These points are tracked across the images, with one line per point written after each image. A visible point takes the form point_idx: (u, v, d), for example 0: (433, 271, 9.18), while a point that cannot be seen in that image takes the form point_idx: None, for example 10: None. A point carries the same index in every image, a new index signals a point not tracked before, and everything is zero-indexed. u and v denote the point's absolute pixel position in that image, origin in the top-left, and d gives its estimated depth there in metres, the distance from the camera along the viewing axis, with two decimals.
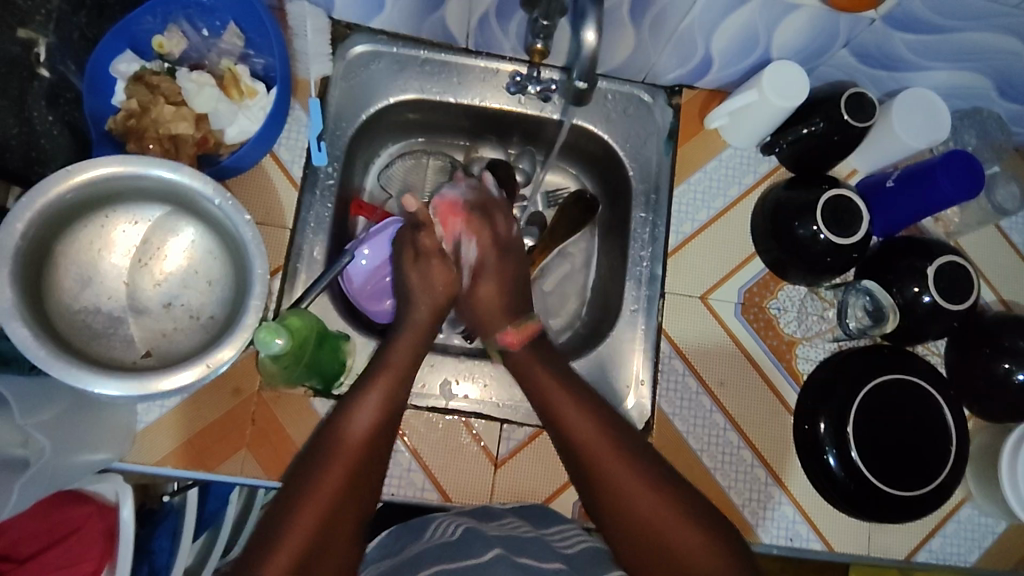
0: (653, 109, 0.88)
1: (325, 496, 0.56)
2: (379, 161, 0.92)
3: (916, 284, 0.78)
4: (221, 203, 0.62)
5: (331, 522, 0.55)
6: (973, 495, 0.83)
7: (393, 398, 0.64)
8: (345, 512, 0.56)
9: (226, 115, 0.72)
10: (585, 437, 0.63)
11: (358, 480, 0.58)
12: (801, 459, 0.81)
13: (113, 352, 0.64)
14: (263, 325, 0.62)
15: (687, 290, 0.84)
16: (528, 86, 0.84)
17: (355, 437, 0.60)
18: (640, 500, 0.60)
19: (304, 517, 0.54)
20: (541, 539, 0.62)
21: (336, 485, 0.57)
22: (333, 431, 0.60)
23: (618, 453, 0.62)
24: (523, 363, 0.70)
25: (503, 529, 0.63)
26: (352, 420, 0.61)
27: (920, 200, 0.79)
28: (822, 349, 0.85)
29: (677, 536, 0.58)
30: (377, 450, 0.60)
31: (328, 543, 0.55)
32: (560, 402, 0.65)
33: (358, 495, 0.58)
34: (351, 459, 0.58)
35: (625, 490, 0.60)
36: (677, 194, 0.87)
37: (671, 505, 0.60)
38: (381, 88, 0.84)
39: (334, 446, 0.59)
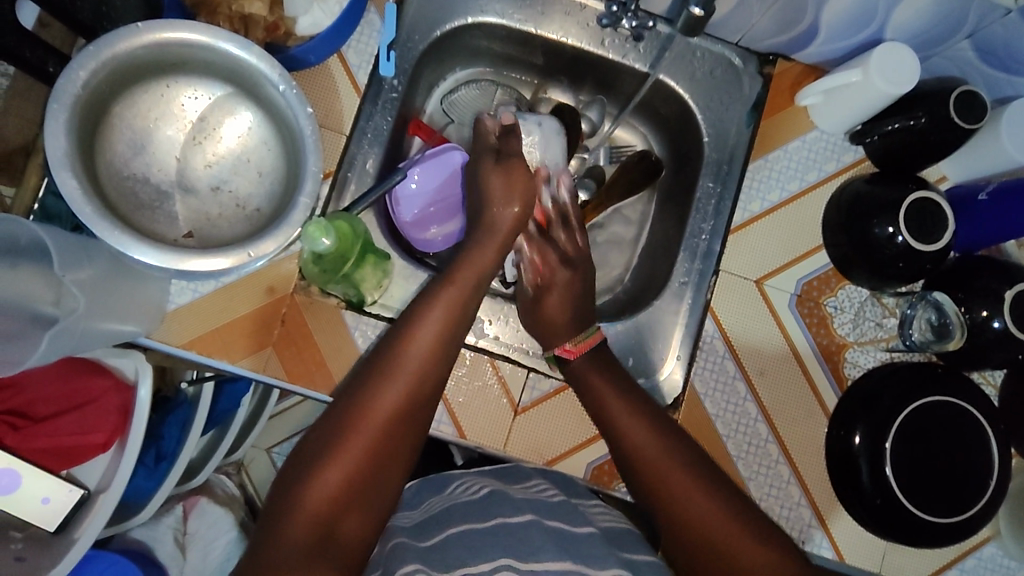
0: (742, 76, 0.83)
1: (380, 419, 0.55)
2: (444, 85, 0.88)
3: (987, 308, 0.72)
4: (285, 90, 0.60)
5: (385, 440, 0.55)
6: (999, 535, 0.79)
7: (457, 319, 0.62)
8: (395, 439, 0.56)
9: (302, 4, 0.68)
10: (637, 446, 0.63)
11: (415, 399, 0.57)
12: (829, 464, 0.77)
13: (156, 226, 0.63)
14: (313, 220, 0.59)
15: (743, 272, 0.80)
16: (624, 20, 0.75)
17: (416, 358, 0.59)
18: (695, 505, 0.59)
19: (360, 435, 0.54)
20: (570, 506, 0.61)
21: (392, 405, 0.56)
22: (394, 348, 0.59)
23: (669, 456, 0.62)
24: (580, 372, 0.70)
25: (528, 492, 0.62)
26: (413, 343, 0.59)
27: (1011, 220, 0.73)
28: (873, 357, 0.81)
29: (733, 539, 0.57)
30: (435, 372, 0.59)
31: (382, 462, 0.55)
32: (614, 406, 0.66)
33: (412, 415, 0.57)
34: (411, 379, 0.58)
35: (689, 504, 0.59)
36: (753, 170, 0.81)
37: (726, 508, 0.58)
38: (461, 5, 0.80)
39: (394, 364, 0.58)
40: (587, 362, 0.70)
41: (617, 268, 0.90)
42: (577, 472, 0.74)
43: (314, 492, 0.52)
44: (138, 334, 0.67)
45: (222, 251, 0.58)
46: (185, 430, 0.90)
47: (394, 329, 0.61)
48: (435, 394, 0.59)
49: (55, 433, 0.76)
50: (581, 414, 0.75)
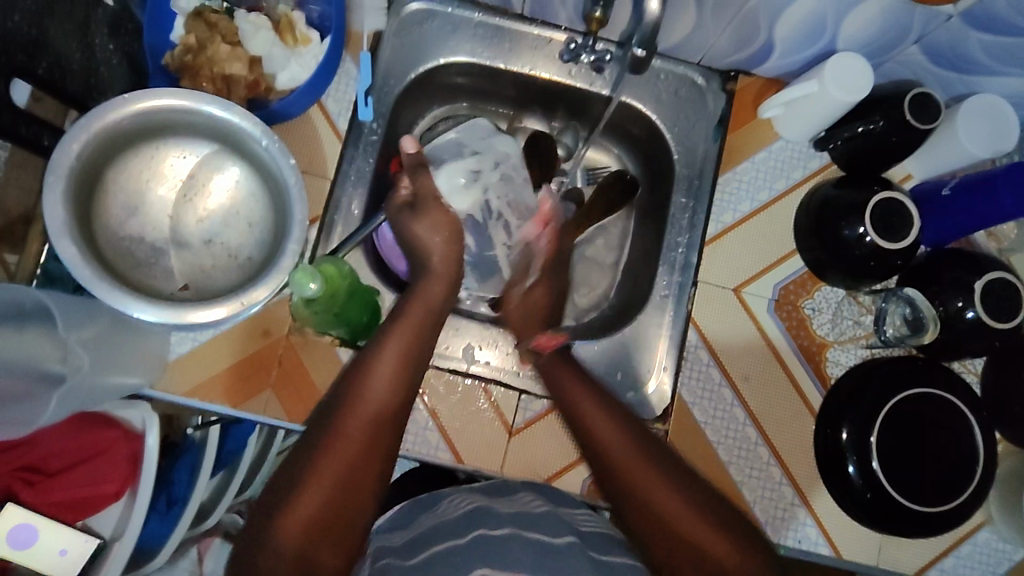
0: (707, 94, 0.86)
1: (341, 464, 0.56)
2: (423, 123, 0.92)
3: (961, 298, 0.75)
4: (268, 145, 0.63)
5: (349, 486, 0.56)
6: (992, 519, 0.81)
7: (408, 365, 0.64)
8: (359, 482, 0.57)
9: (280, 61, 0.72)
10: (580, 412, 0.67)
11: (375, 444, 0.58)
12: (819, 462, 0.79)
13: (154, 282, 0.66)
14: (297, 268, 0.61)
15: (721, 281, 0.83)
16: (582, 55, 0.83)
17: (372, 406, 0.60)
18: (652, 485, 0.61)
19: (321, 482, 0.55)
20: (555, 516, 0.63)
21: (351, 452, 0.57)
22: (348, 396, 0.60)
23: (632, 437, 0.64)
24: (549, 369, 0.72)
25: (513, 506, 0.64)
26: (364, 394, 0.60)
27: (975, 212, 0.76)
28: (854, 355, 0.83)
29: (693, 524, 0.58)
30: (392, 418, 0.60)
31: (347, 505, 0.56)
32: (579, 397, 0.68)
33: (375, 460, 0.58)
34: (367, 423, 0.59)
35: (623, 464, 0.62)
36: (722, 182, 0.85)
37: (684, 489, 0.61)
38: (432, 48, 0.84)
39: (350, 411, 0.59)
40: (553, 360, 0.72)
41: (599, 286, 0.92)
42: (575, 488, 0.76)
43: (278, 540, 0.53)
44: (142, 385, 0.70)
45: (217, 302, 0.61)
46: (194, 474, 0.92)
47: (345, 378, 0.62)
48: (395, 438, 0.60)
49: (69, 486, 0.79)
50: (574, 430, 0.77)
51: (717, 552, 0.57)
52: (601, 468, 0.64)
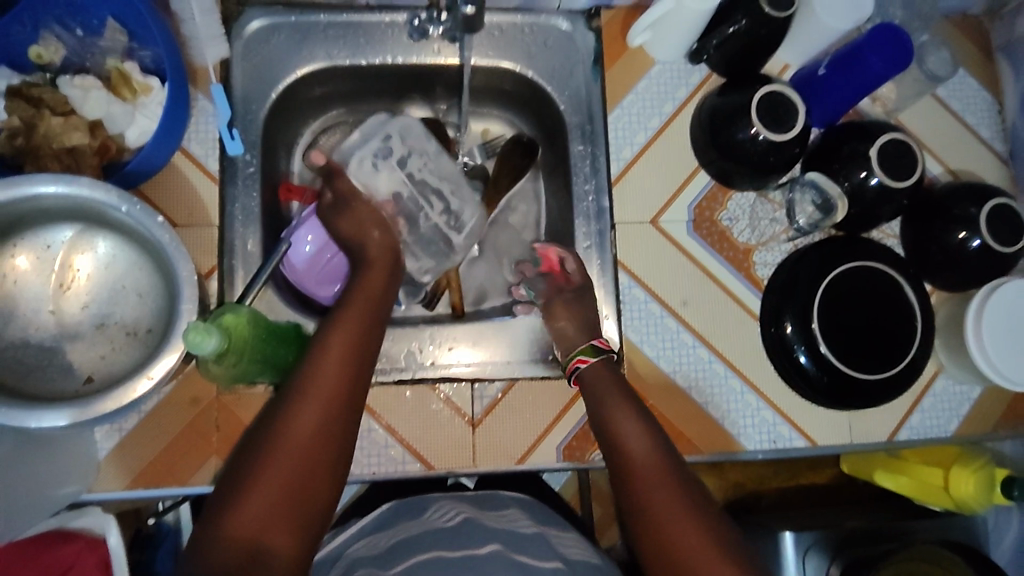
0: (574, 36, 0.85)
1: (296, 455, 0.56)
2: (303, 142, 0.88)
3: (862, 168, 0.76)
4: (129, 210, 0.59)
5: (308, 477, 0.56)
6: (945, 366, 0.84)
7: (361, 345, 0.63)
8: (318, 469, 0.56)
9: (122, 118, 0.68)
10: (633, 452, 0.65)
11: (331, 427, 0.58)
12: (775, 364, 0.81)
13: (53, 383, 0.62)
14: (190, 325, 0.56)
15: (636, 217, 0.82)
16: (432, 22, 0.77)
17: (321, 391, 0.59)
18: (678, 516, 0.61)
19: (271, 480, 0.55)
20: (542, 538, 0.65)
21: (307, 437, 0.57)
22: (299, 384, 0.59)
23: (669, 471, 0.64)
24: (590, 381, 0.72)
25: (501, 523, 0.67)
26: (313, 383, 0.59)
27: (855, 84, 0.77)
28: (779, 252, 0.83)
29: (689, 541, 0.60)
30: (347, 396, 0.60)
31: (307, 496, 0.56)
32: (625, 420, 0.68)
33: (331, 445, 0.58)
34: (325, 405, 0.59)
35: (660, 508, 0.62)
36: (613, 121, 0.84)
37: (706, 527, 0.61)
38: (286, 62, 0.80)
39: (302, 396, 0.58)
40: (597, 366, 0.73)
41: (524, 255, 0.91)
42: (551, 458, 0.76)
43: (229, 538, 0.52)
44: (79, 492, 0.68)
45: (123, 386, 0.58)
46: (177, 559, 0.88)
47: (298, 369, 0.61)
48: (353, 419, 0.60)
49: None
50: (534, 406, 0.77)
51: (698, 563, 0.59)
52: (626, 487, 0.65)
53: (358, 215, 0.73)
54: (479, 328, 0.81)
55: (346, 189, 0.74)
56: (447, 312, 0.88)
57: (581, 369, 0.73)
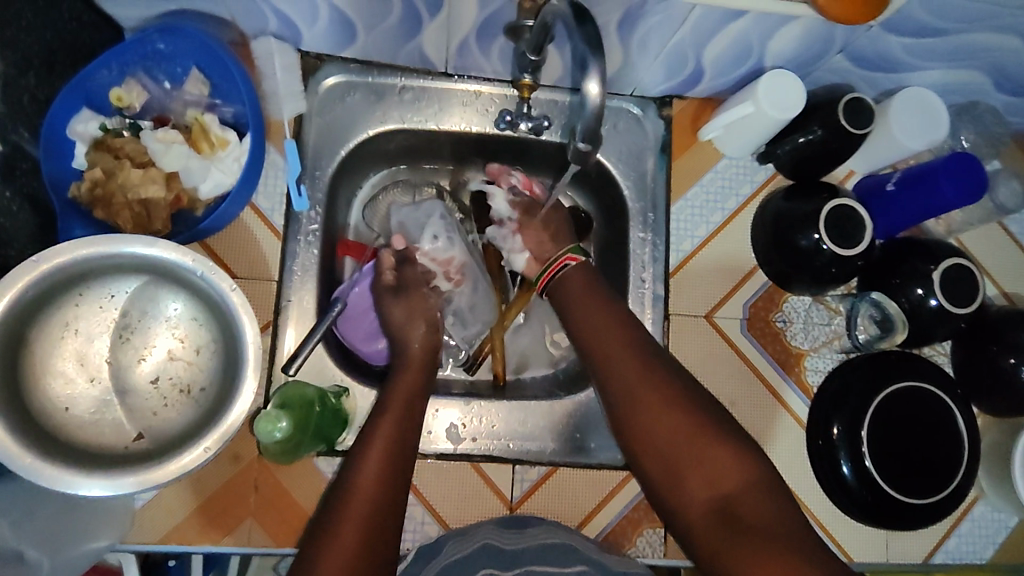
0: (644, 122, 0.85)
1: (357, 525, 0.58)
2: (362, 195, 0.88)
3: (921, 285, 0.76)
4: (202, 273, 0.59)
5: (368, 542, 0.57)
6: (985, 492, 0.83)
7: (405, 424, 0.66)
8: (382, 532, 0.59)
9: (199, 172, 0.67)
10: (625, 386, 0.66)
11: (384, 497, 0.60)
12: (816, 473, 0.80)
13: (103, 438, 0.61)
14: (260, 412, 0.56)
15: (692, 310, 0.82)
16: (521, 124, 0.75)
17: (370, 469, 0.61)
18: (674, 425, 0.63)
19: (340, 547, 0.56)
20: (564, 547, 0.65)
21: (365, 508, 0.59)
22: (352, 463, 0.62)
23: (660, 390, 0.65)
24: (573, 291, 0.75)
25: (521, 542, 0.66)
26: (363, 465, 0.61)
27: (922, 206, 0.77)
28: (830, 359, 0.83)
29: (696, 447, 0.62)
30: (396, 468, 0.62)
31: (370, 558, 0.57)
32: (610, 361, 0.68)
33: (387, 514, 0.60)
34: (376, 475, 0.61)
35: (661, 430, 0.63)
36: (675, 211, 0.84)
37: (708, 431, 0.62)
38: (358, 121, 0.80)
39: (355, 472, 0.61)
40: (580, 274, 0.76)
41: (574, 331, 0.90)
42: None
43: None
44: (113, 543, 0.66)
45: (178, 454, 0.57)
46: None
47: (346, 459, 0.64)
48: (405, 479, 0.63)
49: None
50: (573, 494, 0.77)
51: (712, 459, 0.61)
52: (622, 417, 0.66)
53: (411, 304, 0.77)
54: (520, 403, 0.79)
55: (412, 278, 0.79)
56: (487, 378, 0.87)
57: (569, 266, 0.77)
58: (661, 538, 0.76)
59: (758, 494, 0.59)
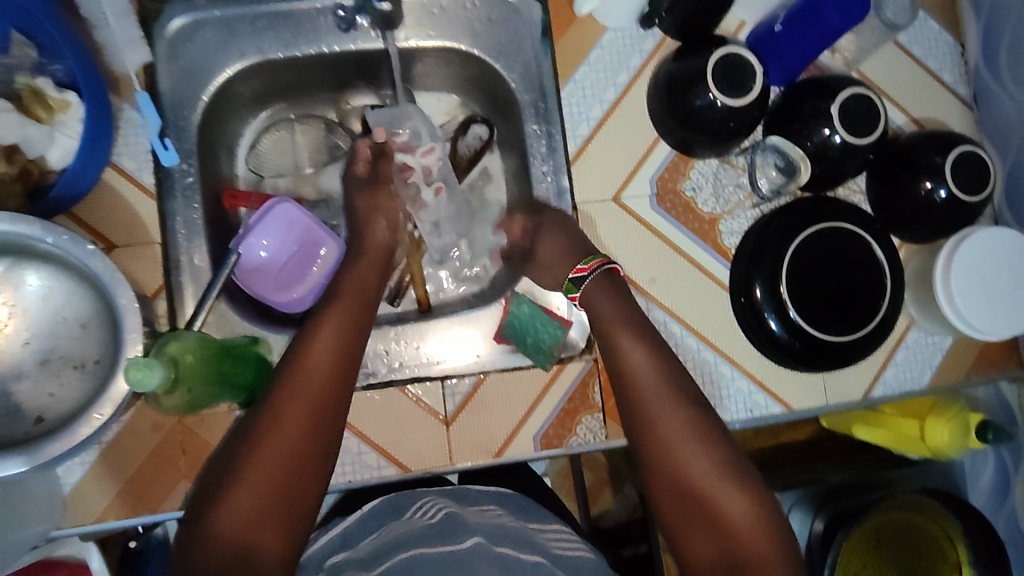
0: (519, 8, 0.80)
1: (288, 437, 0.59)
2: (245, 141, 0.84)
3: (826, 125, 0.74)
4: (56, 240, 0.57)
5: (307, 449, 0.60)
6: (916, 319, 0.84)
7: (351, 329, 0.67)
8: (315, 444, 0.60)
9: (40, 139, 0.63)
10: (648, 404, 0.67)
11: (325, 407, 0.62)
12: (744, 329, 0.79)
13: (2, 427, 0.59)
14: (128, 362, 0.52)
15: (599, 195, 0.80)
16: None
17: (290, 428, 0.60)
18: (698, 469, 0.64)
19: (274, 460, 0.58)
20: (522, 532, 0.69)
21: (303, 413, 0.61)
22: (267, 414, 0.60)
23: (688, 431, 0.65)
24: (594, 298, 0.73)
25: (480, 516, 0.71)
26: (302, 374, 0.62)
27: (811, 39, 0.74)
28: (745, 219, 0.81)
29: (709, 484, 0.63)
30: (318, 430, 0.61)
31: (305, 467, 0.59)
32: (642, 387, 0.67)
33: (327, 427, 0.61)
34: (318, 391, 0.62)
35: (677, 462, 0.64)
36: (567, 95, 0.80)
37: (728, 479, 0.63)
38: (215, 61, 0.75)
39: (271, 428, 0.60)
40: (596, 286, 0.73)
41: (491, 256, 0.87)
42: (528, 449, 0.76)
43: (212, 560, 0.55)
44: (50, 529, 0.66)
45: (73, 427, 0.56)
46: None
47: (267, 394, 0.62)
48: (348, 393, 0.64)
49: None
50: (507, 397, 0.76)
51: (721, 500, 0.62)
52: (643, 442, 0.66)
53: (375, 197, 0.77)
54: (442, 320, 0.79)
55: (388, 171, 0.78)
56: (413, 307, 0.85)
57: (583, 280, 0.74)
58: (601, 423, 0.77)
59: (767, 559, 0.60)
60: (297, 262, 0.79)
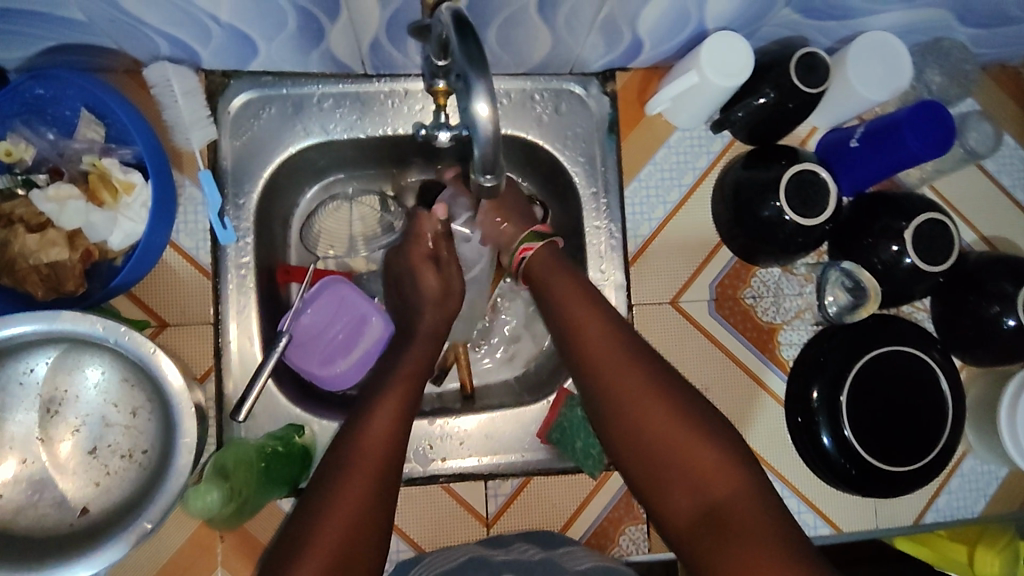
0: (588, 102, 0.79)
1: (351, 507, 0.56)
2: (300, 212, 0.82)
3: (894, 243, 0.72)
4: (116, 339, 0.56)
5: (363, 517, 0.56)
6: (973, 447, 0.81)
7: (406, 402, 0.65)
8: (373, 514, 0.57)
9: (105, 224, 0.62)
10: (601, 355, 0.63)
11: (386, 474, 0.59)
12: (797, 446, 0.78)
13: (47, 519, 0.59)
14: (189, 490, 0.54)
15: (655, 298, 0.78)
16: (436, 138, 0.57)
17: (353, 498, 0.57)
18: (667, 427, 0.58)
19: (333, 527, 0.55)
20: (550, 562, 0.64)
21: (365, 478, 0.58)
22: (332, 485, 0.58)
23: (649, 388, 0.60)
24: (541, 270, 0.71)
25: (508, 554, 0.65)
26: (360, 445, 0.60)
27: (888, 160, 0.71)
28: (805, 331, 0.80)
29: (677, 437, 0.57)
30: (381, 498, 0.58)
31: (362, 540, 0.55)
32: (591, 342, 0.64)
33: (384, 494, 0.58)
34: (374, 462, 0.59)
35: (642, 415, 0.59)
36: (630, 193, 0.79)
37: (695, 428, 0.58)
38: (278, 139, 0.74)
39: (331, 495, 0.57)
40: (549, 249, 0.72)
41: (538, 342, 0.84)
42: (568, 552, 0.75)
43: None
44: None
45: (123, 530, 0.55)
46: None
47: (324, 473, 0.59)
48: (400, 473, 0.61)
49: None
50: (549, 502, 0.75)
51: (692, 454, 0.57)
52: (602, 401, 0.61)
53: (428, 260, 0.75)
54: (489, 414, 0.76)
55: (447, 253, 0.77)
56: (455, 388, 0.83)
57: (527, 257, 0.73)
58: (645, 535, 0.75)
59: (750, 508, 0.54)
60: (341, 334, 0.78)
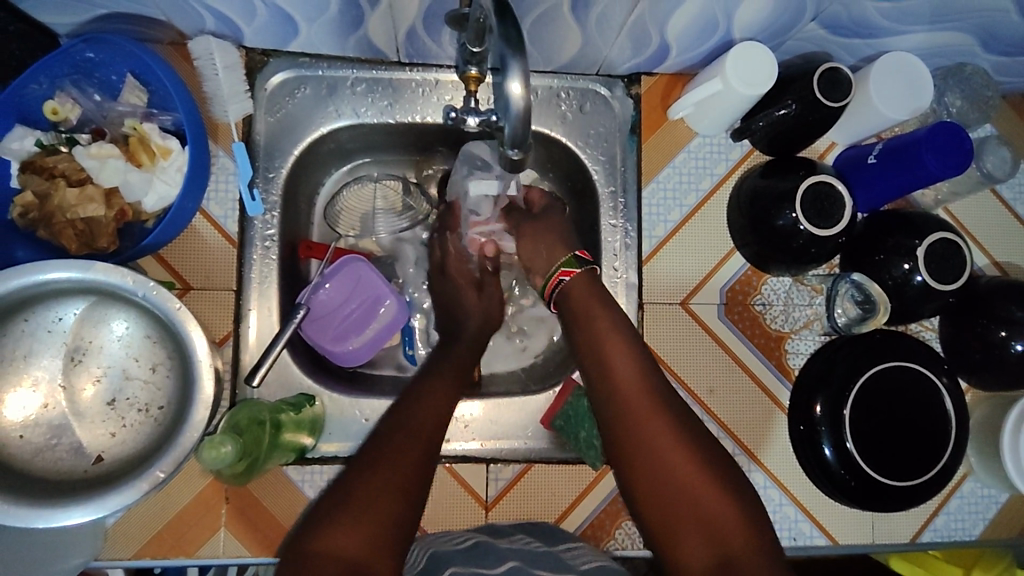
0: (612, 102, 0.81)
1: (406, 463, 0.59)
2: (325, 192, 0.85)
3: (906, 261, 0.72)
4: (144, 293, 0.58)
5: (412, 476, 0.59)
6: (974, 469, 0.82)
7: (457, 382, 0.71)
8: (419, 474, 0.60)
9: (140, 185, 0.65)
10: (626, 396, 0.65)
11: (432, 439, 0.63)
12: (797, 454, 0.78)
13: (63, 463, 0.61)
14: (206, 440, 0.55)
15: (668, 298, 0.80)
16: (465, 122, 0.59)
17: (404, 454, 0.60)
18: (688, 480, 0.60)
19: (382, 483, 0.57)
20: (552, 553, 0.63)
21: (420, 439, 0.62)
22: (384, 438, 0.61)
23: (674, 443, 0.62)
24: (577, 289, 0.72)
25: (513, 543, 0.65)
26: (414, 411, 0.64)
27: (904, 178, 0.72)
28: (812, 342, 0.81)
29: (693, 488, 0.59)
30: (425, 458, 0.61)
31: (408, 495, 0.58)
32: (621, 380, 0.66)
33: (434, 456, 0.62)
34: (426, 427, 0.63)
35: (663, 460, 0.61)
36: (647, 194, 0.81)
37: (711, 483, 0.59)
38: (310, 119, 0.76)
39: (384, 450, 0.59)
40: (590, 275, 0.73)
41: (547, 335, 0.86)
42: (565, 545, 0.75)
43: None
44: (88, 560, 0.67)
45: (135, 479, 0.57)
46: None
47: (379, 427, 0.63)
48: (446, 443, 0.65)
49: None
50: (549, 491, 0.76)
51: (707, 505, 0.58)
52: (621, 444, 0.63)
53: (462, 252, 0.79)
54: (495, 400, 0.78)
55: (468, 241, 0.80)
56: None
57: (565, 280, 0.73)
58: None
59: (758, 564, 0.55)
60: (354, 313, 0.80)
